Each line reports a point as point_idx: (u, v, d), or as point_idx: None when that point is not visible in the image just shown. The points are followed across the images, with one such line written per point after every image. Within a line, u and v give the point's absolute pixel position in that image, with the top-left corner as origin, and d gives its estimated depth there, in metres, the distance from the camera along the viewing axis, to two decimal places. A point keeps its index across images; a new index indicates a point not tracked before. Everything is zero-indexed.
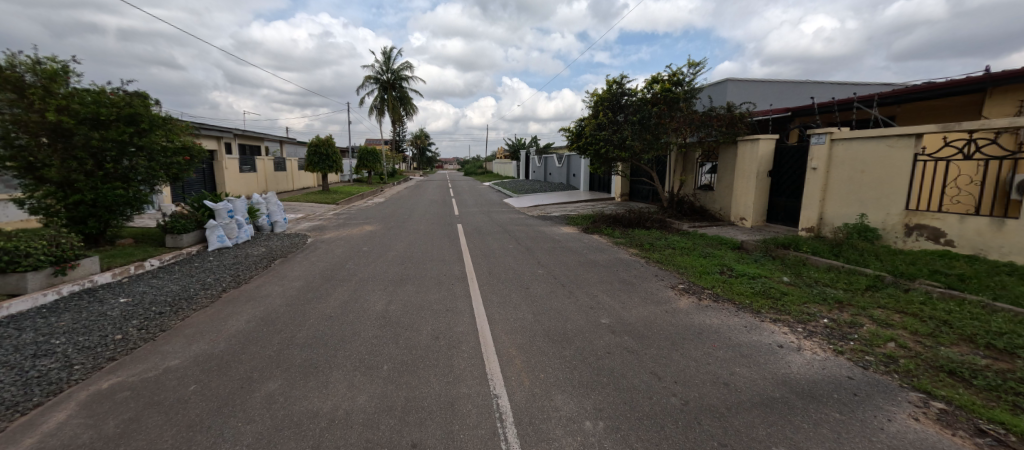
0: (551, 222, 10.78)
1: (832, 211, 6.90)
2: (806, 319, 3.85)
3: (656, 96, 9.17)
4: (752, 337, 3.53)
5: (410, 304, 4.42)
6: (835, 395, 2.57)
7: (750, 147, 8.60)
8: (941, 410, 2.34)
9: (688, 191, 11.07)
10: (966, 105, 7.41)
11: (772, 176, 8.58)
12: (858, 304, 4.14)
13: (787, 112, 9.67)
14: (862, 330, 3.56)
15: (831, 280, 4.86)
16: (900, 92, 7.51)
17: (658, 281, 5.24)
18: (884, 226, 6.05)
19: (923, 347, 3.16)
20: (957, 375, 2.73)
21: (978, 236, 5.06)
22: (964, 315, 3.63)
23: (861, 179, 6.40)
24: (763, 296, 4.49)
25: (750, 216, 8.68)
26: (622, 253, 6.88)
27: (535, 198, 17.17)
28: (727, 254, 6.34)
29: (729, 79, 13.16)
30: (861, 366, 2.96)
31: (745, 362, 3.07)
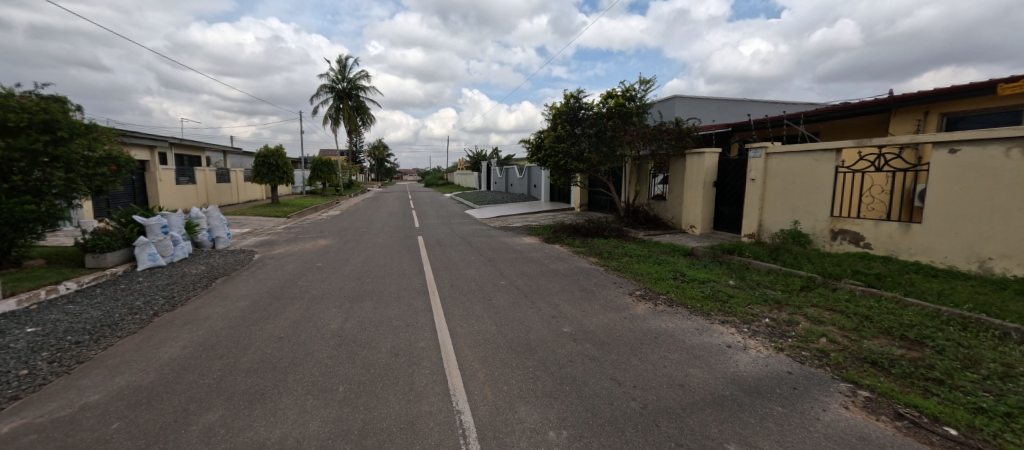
0: (512, 232, 10.84)
1: (769, 218, 7.49)
2: (751, 319, 4.12)
3: (611, 111, 9.58)
4: (703, 339, 3.72)
5: (367, 321, 4.25)
6: (778, 390, 2.76)
7: (697, 160, 9.19)
8: (867, 398, 2.61)
9: (642, 201, 11.61)
10: (874, 123, 8.42)
11: (717, 186, 9.21)
12: (794, 303, 4.49)
13: (728, 127, 10.43)
14: (798, 327, 3.87)
15: (771, 282, 5.25)
16: (822, 111, 8.38)
17: (617, 289, 5.39)
18: (814, 231, 6.65)
19: (849, 341, 3.48)
20: (877, 364, 3.05)
21: (889, 239, 5.69)
22: (882, 310, 4.06)
23: (793, 189, 7.01)
24: (712, 299, 4.75)
25: (698, 224, 9.23)
26: (582, 262, 7.04)
27: (497, 209, 17.23)
28: (680, 261, 6.68)
29: (676, 95, 14.08)
30: (799, 361, 3.20)
31: (697, 364, 3.22)
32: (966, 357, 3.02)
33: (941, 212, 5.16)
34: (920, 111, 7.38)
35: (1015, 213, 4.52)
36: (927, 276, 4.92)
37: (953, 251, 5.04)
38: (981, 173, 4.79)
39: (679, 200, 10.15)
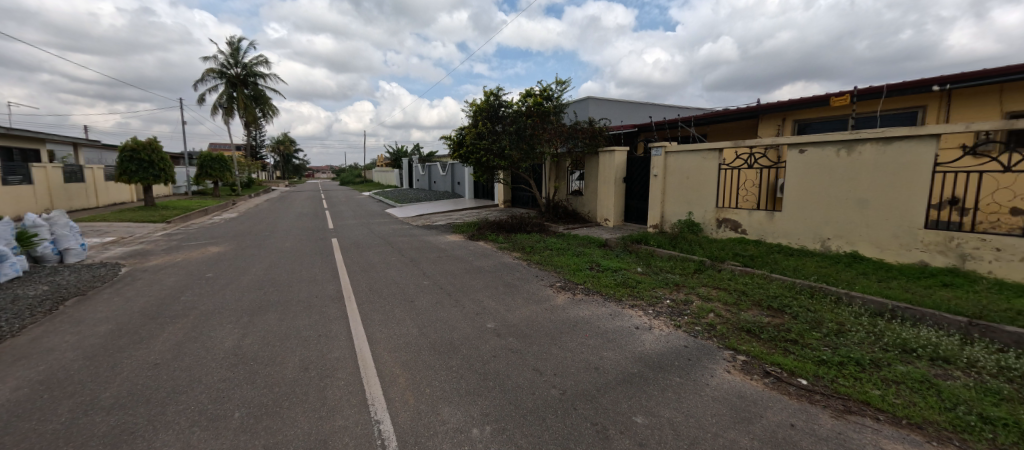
0: (436, 231, 10.61)
1: (669, 210, 8.36)
2: (655, 301, 4.58)
3: (529, 109, 9.82)
4: (615, 323, 4.03)
5: (271, 334, 3.81)
6: (677, 362, 3.11)
7: (608, 158, 9.90)
8: (743, 361, 3.10)
9: (561, 197, 12.19)
10: (746, 128, 9.89)
11: (625, 181, 10.03)
12: (690, 284, 5.09)
13: (634, 128, 11.42)
14: (692, 306, 4.39)
15: (671, 267, 5.89)
16: (708, 116, 9.60)
17: (539, 282, 5.59)
18: (703, 220, 7.61)
19: (731, 314, 4.06)
20: (751, 332, 3.60)
21: (760, 225, 6.73)
22: (754, 285, 4.81)
23: (686, 184, 7.92)
24: (623, 285, 5.16)
25: (610, 216, 9.97)
26: (506, 258, 7.16)
27: (420, 207, 16.72)
28: (595, 252, 7.15)
29: (589, 97, 15.01)
30: (693, 335, 3.63)
31: (610, 346, 3.47)
32: (812, 320, 3.72)
33: (795, 202, 6.25)
34: (779, 118, 8.86)
35: (844, 201, 5.67)
36: (786, 255, 5.94)
37: (804, 233, 6.15)
38: (821, 170, 5.89)
39: (593, 195, 10.85)
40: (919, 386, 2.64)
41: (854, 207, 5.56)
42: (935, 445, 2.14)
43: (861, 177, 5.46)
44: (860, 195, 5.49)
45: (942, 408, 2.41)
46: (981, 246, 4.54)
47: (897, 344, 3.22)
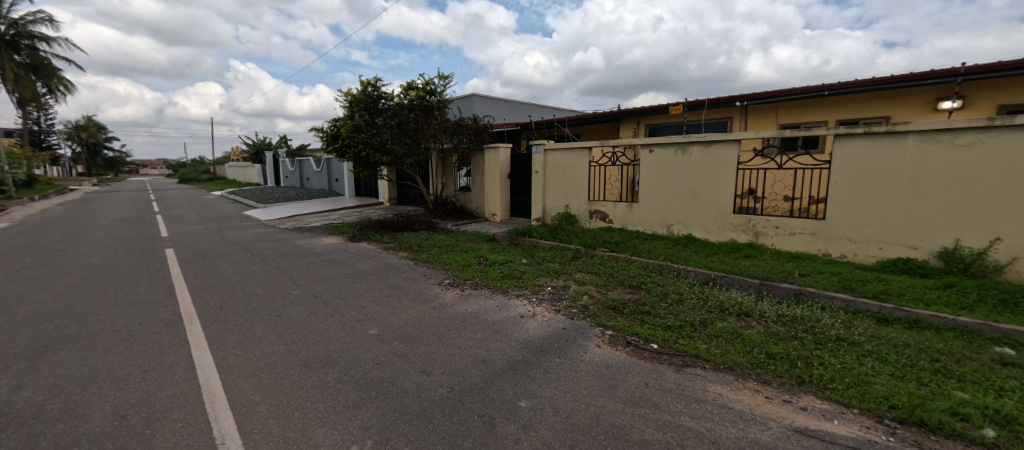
0: (310, 233, 9.49)
1: (549, 204, 8.99)
2: (537, 289, 4.88)
3: (412, 103, 9.44)
4: (501, 314, 4.16)
5: (64, 380, 2.89)
6: (556, 344, 3.38)
7: (493, 154, 10.17)
8: (611, 336, 3.54)
9: (450, 193, 12.11)
10: (610, 130, 11.29)
11: (510, 177, 10.46)
12: (568, 271, 5.57)
13: (517, 126, 12.12)
14: (570, 290, 4.82)
15: (552, 256, 6.36)
16: (579, 117, 10.65)
17: (426, 281, 5.44)
18: (578, 212, 8.41)
19: (601, 294, 4.59)
20: (617, 309, 4.12)
21: (623, 215, 7.73)
22: (618, 267, 5.53)
23: (563, 180, 8.63)
24: (509, 277, 5.37)
25: (498, 211, 10.30)
26: (391, 258, 6.79)
27: (290, 207, 14.74)
28: (483, 246, 7.28)
29: (474, 94, 15.29)
30: (570, 317, 3.99)
31: (496, 338, 3.56)
32: (661, 293, 4.45)
33: (648, 194, 7.34)
34: (635, 122, 10.34)
35: (682, 193, 6.87)
36: (642, 239, 6.97)
37: (655, 220, 7.27)
38: (666, 167, 7.02)
39: (480, 191, 11.04)
40: (731, 337, 3.39)
41: (688, 198, 6.79)
42: (743, 384, 2.78)
43: (692, 173, 6.70)
44: (692, 187, 6.73)
45: (746, 354, 3.12)
46: (768, 225, 6.00)
47: (717, 305, 4.06)
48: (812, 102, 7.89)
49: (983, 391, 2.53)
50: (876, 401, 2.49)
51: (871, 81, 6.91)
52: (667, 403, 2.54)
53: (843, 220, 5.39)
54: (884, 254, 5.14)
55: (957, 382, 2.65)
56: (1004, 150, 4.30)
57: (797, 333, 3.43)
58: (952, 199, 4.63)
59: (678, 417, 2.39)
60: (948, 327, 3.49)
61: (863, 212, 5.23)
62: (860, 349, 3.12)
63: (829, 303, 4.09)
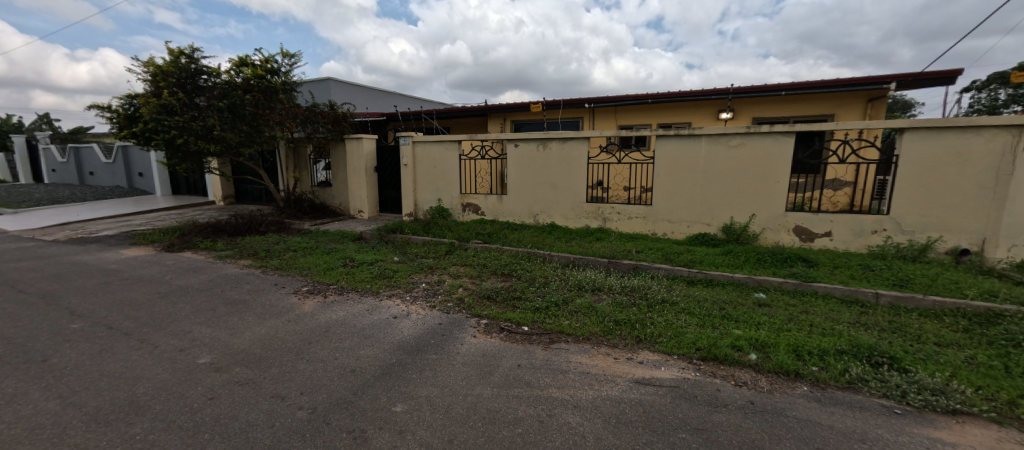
0: (100, 245, 7.18)
1: (421, 198, 8.75)
2: (411, 287, 4.72)
3: (247, 82, 7.95)
4: (372, 318, 3.87)
5: None
6: (432, 340, 3.33)
7: (356, 146, 9.32)
8: (485, 324, 3.67)
9: (306, 189, 10.69)
10: (479, 124, 11.61)
11: (378, 171, 9.80)
12: (442, 266, 5.53)
13: (382, 116, 11.47)
14: (445, 284, 4.80)
15: (425, 252, 6.22)
16: (449, 110, 10.65)
17: (279, 290, 4.70)
18: (451, 206, 8.42)
19: (475, 285, 4.71)
20: (490, 297, 4.29)
21: (494, 207, 8.04)
22: (490, 257, 5.75)
23: (435, 173, 8.49)
24: (380, 277, 5.04)
25: (365, 208, 9.55)
26: (229, 269, 5.64)
27: (63, 212, 10.88)
28: (349, 247, 6.65)
29: (327, 78, 14.45)
30: (446, 312, 3.98)
31: (366, 344, 3.30)
32: (529, 278, 4.81)
33: (515, 187, 7.78)
34: (502, 118, 10.86)
35: (544, 185, 7.50)
36: (512, 229, 7.39)
37: (523, 211, 7.78)
38: (530, 161, 7.55)
39: (343, 186, 10.05)
40: (586, 311, 3.88)
41: (550, 189, 7.46)
42: (597, 350, 3.20)
43: (553, 166, 7.37)
44: (553, 180, 7.41)
45: (599, 324, 3.60)
46: (612, 212, 7.04)
47: (576, 284, 4.59)
48: (641, 108, 9.51)
49: (748, 326, 3.49)
50: (687, 345, 3.18)
51: (679, 94, 8.69)
52: (537, 379, 2.75)
53: (664, 205, 6.67)
54: (691, 231, 6.56)
55: (734, 323, 3.59)
56: (757, 150, 5.94)
57: (635, 301, 4.13)
58: (729, 187, 6.19)
59: (547, 389, 2.62)
60: (729, 282, 4.69)
61: (676, 199, 6.57)
62: (676, 306, 3.94)
63: (656, 273, 5.05)
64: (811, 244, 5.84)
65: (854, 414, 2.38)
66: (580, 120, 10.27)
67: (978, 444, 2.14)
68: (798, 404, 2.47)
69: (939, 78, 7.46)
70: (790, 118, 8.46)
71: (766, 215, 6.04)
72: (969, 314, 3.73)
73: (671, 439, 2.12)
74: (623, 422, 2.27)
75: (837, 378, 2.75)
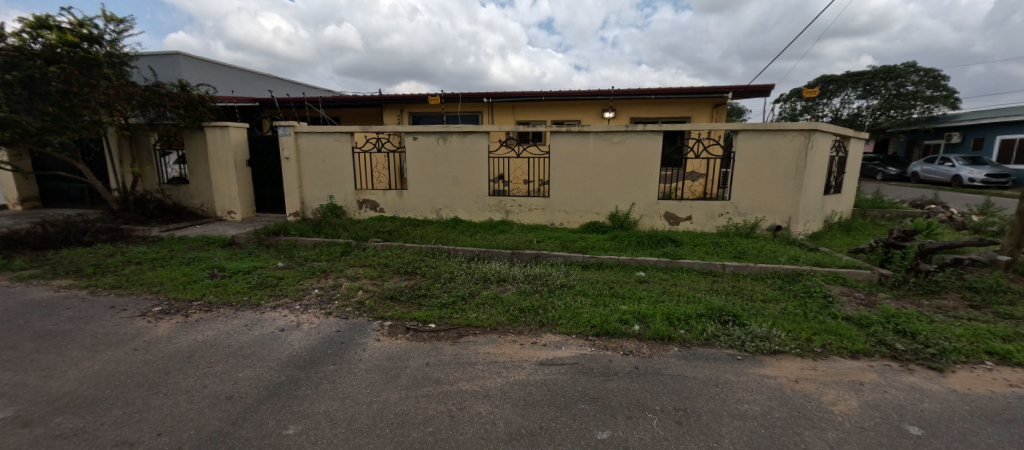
0: None
1: (309, 195, 7.87)
2: (301, 295, 4.23)
3: (50, 51, 6.19)
4: (252, 333, 3.36)
5: None
6: (329, 350, 3.05)
7: (220, 135, 7.91)
8: (389, 326, 3.50)
9: (151, 187, 8.74)
10: (373, 115, 10.90)
11: (252, 165, 8.51)
12: (337, 268, 5.08)
13: (254, 102, 10.09)
14: (342, 288, 4.43)
15: (316, 254, 5.64)
16: (337, 99, 9.78)
17: (118, 314, 3.76)
18: (346, 203, 7.77)
19: (376, 287, 4.44)
20: (394, 298, 4.10)
21: (394, 203, 7.66)
22: (393, 256, 5.48)
23: (324, 168, 7.71)
24: (261, 287, 4.40)
25: (237, 208, 8.23)
26: (33, 292, 4.31)
27: None
28: (217, 254, 5.64)
29: (177, 53, 12.75)
30: (344, 318, 3.68)
31: (246, 363, 2.85)
32: (435, 274, 4.74)
33: (417, 181, 7.52)
34: (398, 109, 10.37)
35: (447, 179, 7.41)
36: (414, 226, 7.15)
37: (426, 207, 7.57)
38: (431, 155, 7.36)
39: (205, 183, 8.47)
40: (493, 302, 3.97)
41: (453, 183, 7.40)
42: (504, 338, 3.31)
43: (454, 160, 7.30)
44: (455, 175, 7.36)
45: (505, 313, 3.73)
46: (514, 204, 7.30)
47: (482, 276, 4.67)
48: (537, 104, 9.99)
49: (632, 301, 3.99)
50: (583, 324, 3.49)
51: (569, 93, 9.37)
52: (446, 374, 2.73)
53: (560, 196, 7.16)
54: (583, 220, 7.18)
55: (621, 299, 4.06)
56: (634, 147, 6.76)
57: (537, 288, 4.38)
58: (612, 179, 6.93)
59: (457, 384, 2.62)
60: (616, 263, 5.28)
61: (570, 191, 7.11)
62: (573, 290, 4.30)
63: (556, 260, 5.41)
64: (677, 227, 6.90)
65: (711, 365, 2.92)
66: (480, 114, 10.35)
67: (788, 374, 2.81)
68: (671, 363, 2.92)
69: (759, 91, 9.42)
70: (659, 119, 9.79)
71: (643, 203, 6.93)
72: (781, 275, 4.85)
73: (573, 411, 2.31)
74: (531, 403, 2.40)
75: (697, 337, 3.33)
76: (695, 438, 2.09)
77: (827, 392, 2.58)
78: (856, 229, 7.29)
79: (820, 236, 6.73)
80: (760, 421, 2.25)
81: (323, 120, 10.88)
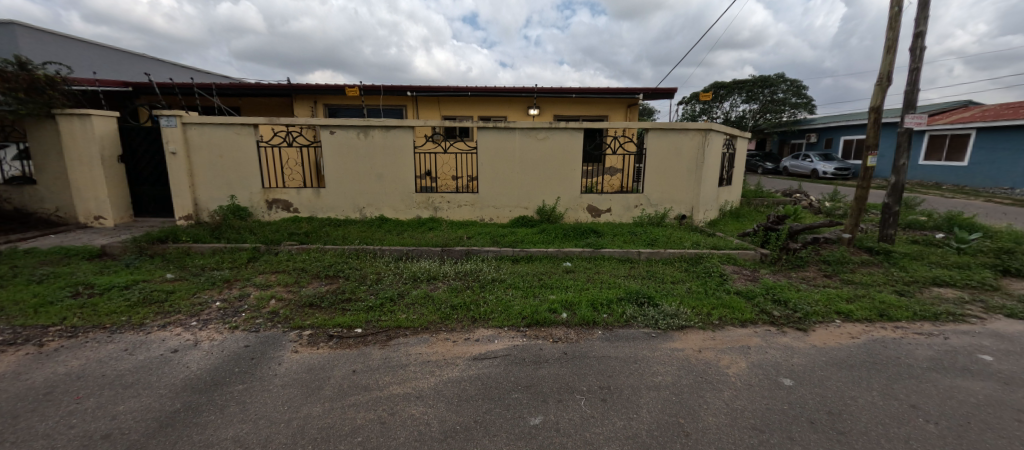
0: None
1: (205, 196, 6.90)
2: (199, 309, 3.70)
3: None
4: (134, 358, 2.84)
5: None
6: (236, 369, 2.72)
7: (79, 125, 6.54)
8: (308, 336, 3.23)
9: None
10: (281, 105, 9.89)
11: (126, 162, 7.19)
12: (243, 277, 4.54)
13: (125, 86, 8.54)
14: (250, 298, 3.97)
15: (216, 262, 4.97)
16: (236, 86, 8.68)
17: None
18: (251, 203, 6.96)
19: (292, 294, 4.06)
20: (313, 305, 3.79)
21: (309, 202, 7.05)
22: (311, 260, 5.06)
23: (222, 164, 6.80)
24: (145, 304, 3.75)
25: (107, 213, 6.90)
26: None
27: None
28: (80, 268, 4.67)
29: (10, 21, 10.25)
30: (254, 331, 3.31)
31: (129, 394, 2.41)
32: (359, 276, 4.48)
33: (335, 179, 7.01)
34: (311, 100, 9.54)
35: (369, 176, 7.02)
36: (335, 226, 6.67)
37: (347, 205, 7.10)
38: (350, 150, 6.90)
39: (59, 183, 6.94)
40: (423, 301, 3.88)
41: (376, 180, 7.04)
42: (436, 337, 3.26)
43: (377, 156, 6.94)
44: (379, 171, 7.01)
45: (436, 311, 3.67)
46: (442, 201, 7.18)
47: (411, 276, 4.53)
48: (463, 100, 9.89)
49: (560, 291, 4.20)
50: (515, 316, 3.58)
51: (495, 90, 9.45)
52: (376, 380, 2.61)
53: (489, 192, 7.22)
54: (512, 214, 7.33)
55: (550, 289, 4.25)
56: (558, 143, 7.06)
57: (468, 284, 4.38)
58: (539, 174, 7.17)
59: (387, 388, 2.52)
60: (544, 256, 5.49)
61: (498, 186, 7.20)
62: (504, 283, 4.38)
63: (486, 255, 5.45)
64: (599, 219, 7.38)
65: (630, 344, 3.19)
66: (404, 108, 9.97)
67: (693, 345, 3.19)
68: (596, 346, 3.13)
69: (665, 94, 10.42)
70: (580, 117, 10.34)
71: (568, 197, 7.29)
72: (686, 259, 5.46)
73: (507, 401, 2.37)
74: (465, 399, 2.40)
75: (618, 319, 3.62)
76: (618, 412, 2.27)
77: (722, 358, 2.98)
78: (743, 216, 8.49)
79: (716, 222, 7.70)
80: (671, 390, 2.53)
81: (218, 110, 9.59)
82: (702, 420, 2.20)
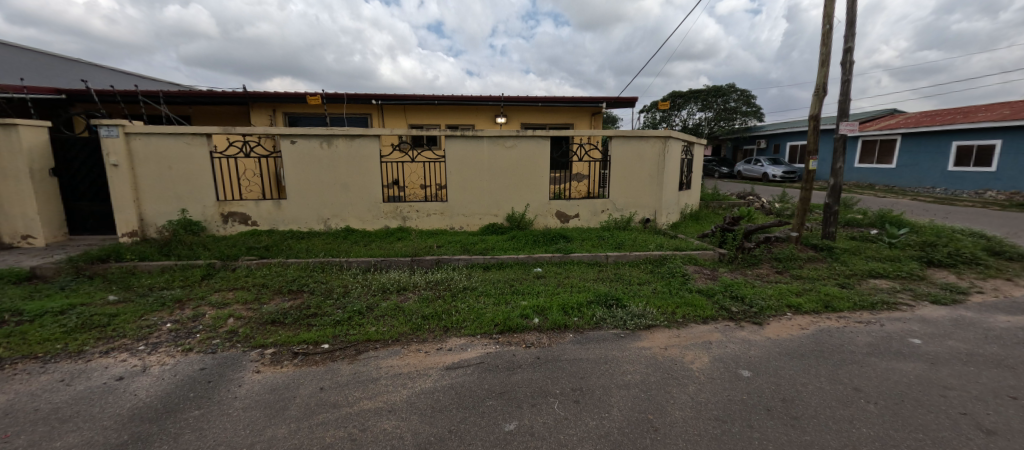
0: None
1: (152, 210, 6.44)
2: (147, 332, 3.45)
3: None
4: (73, 389, 2.61)
5: None
6: (191, 393, 2.56)
7: (3, 135, 5.94)
8: (271, 354, 3.09)
9: None
10: (236, 114, 9.43)
11: (60, 175, 6.60)
12: (197, 295, 4.26)
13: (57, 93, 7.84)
14: (205, 318, 3.74)
15: (166, 281, 4.64)
16: (185, 93, 8.20)
17: None
18: (205, 217, 6.58)
19: (252, 312, 3.86)
20: (276, 322, 3.63)
21: (269, 215, 6.74)
22: (272, 275, 4.83)
23: (171, 176, 6.39)
24: (84, 329, 3.45)
25: (37, 232, 6.28)
26: None
27: None
28: (6, 293, 4.22)
29: None
30: (211, 352, 3.13)
31: (68, 428, 2.20)
32: (326, 290, 4.34)
33: (297, 190, 6.74)
34: (270, 109, 9.18)
35: (333, 186, 6.81)
36: (297, 239, 6.41)
37: (310, 217, 6.85)
38: (313, 159, 6.68)
39: None
40: (393, 313, 3.80)
41: (341, 190, 6.85)
42: (408, 349, 3.20)
43: (341, 166, 6.76)
44: (344, 181, 6.82)
45: (407, 323, 3.61)
46: (411, 210, 7.08)
47: (380, 287, 4.43)
48: (430, 108, 9.85)
49: (532, 296, 4.25)
50: (487, 324, 3.59)
51: (462, 98, 9.49)
52: (345, 397, 2.53)
53: (459, 201, 7.20)
54: (482, 222, 7.35)
55: (521, 295, 4.29)
56: (526, 151, 7.18)
57: (439, 293, 4.34)
58: (507, 182, 7.23)
59: (358, 404, 2.45)
60: (515, 262, 5.54)
61: (468, 194, 7.20)
62: (476, 291, 4.38)
63: (457, 264, 5.42)
64: (567, 224, 7.54)
65: (600, 345, 3.28)
66: (369, 117, 9.79)
67: (659, 343, 3.33)
68: (567, 349, 3.19)
69: (627, 103, 10.86)
70: (547, 125, 10.56)
71: (537, 204, 7.40)
72: (651, 261, 5.68)
73: (481, 409, 2.37)
74: (439, 409, 2.38)
75: (588, 322, 3.71)
76: (590, 412, 2.32)
77: (687, 354, 3.13)
78: (702, 218, 8.94)
79: (678, 225, 8.07)
80: (640, 387, 2.63)
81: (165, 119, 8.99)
82: (670, 414, 2.30)
